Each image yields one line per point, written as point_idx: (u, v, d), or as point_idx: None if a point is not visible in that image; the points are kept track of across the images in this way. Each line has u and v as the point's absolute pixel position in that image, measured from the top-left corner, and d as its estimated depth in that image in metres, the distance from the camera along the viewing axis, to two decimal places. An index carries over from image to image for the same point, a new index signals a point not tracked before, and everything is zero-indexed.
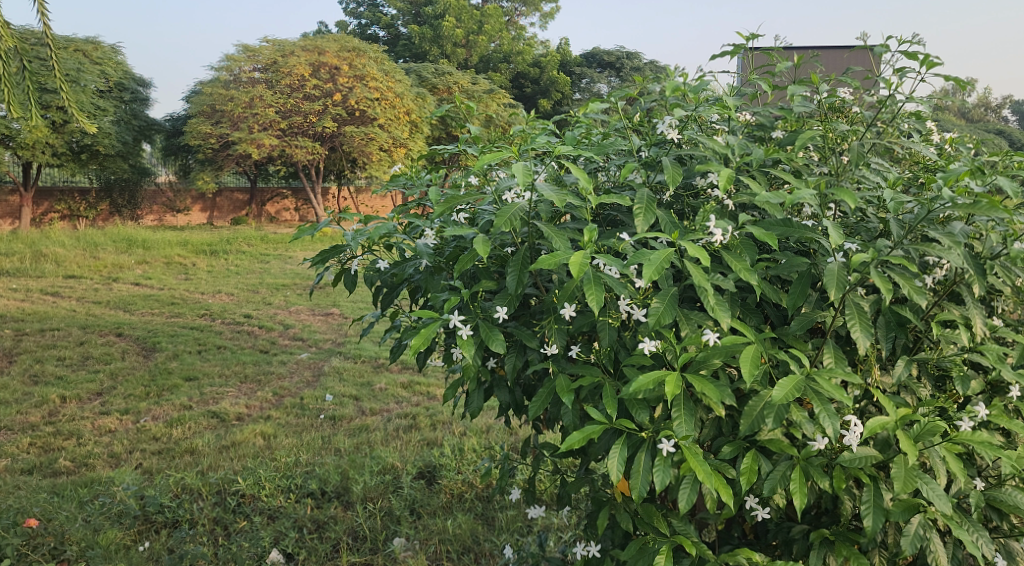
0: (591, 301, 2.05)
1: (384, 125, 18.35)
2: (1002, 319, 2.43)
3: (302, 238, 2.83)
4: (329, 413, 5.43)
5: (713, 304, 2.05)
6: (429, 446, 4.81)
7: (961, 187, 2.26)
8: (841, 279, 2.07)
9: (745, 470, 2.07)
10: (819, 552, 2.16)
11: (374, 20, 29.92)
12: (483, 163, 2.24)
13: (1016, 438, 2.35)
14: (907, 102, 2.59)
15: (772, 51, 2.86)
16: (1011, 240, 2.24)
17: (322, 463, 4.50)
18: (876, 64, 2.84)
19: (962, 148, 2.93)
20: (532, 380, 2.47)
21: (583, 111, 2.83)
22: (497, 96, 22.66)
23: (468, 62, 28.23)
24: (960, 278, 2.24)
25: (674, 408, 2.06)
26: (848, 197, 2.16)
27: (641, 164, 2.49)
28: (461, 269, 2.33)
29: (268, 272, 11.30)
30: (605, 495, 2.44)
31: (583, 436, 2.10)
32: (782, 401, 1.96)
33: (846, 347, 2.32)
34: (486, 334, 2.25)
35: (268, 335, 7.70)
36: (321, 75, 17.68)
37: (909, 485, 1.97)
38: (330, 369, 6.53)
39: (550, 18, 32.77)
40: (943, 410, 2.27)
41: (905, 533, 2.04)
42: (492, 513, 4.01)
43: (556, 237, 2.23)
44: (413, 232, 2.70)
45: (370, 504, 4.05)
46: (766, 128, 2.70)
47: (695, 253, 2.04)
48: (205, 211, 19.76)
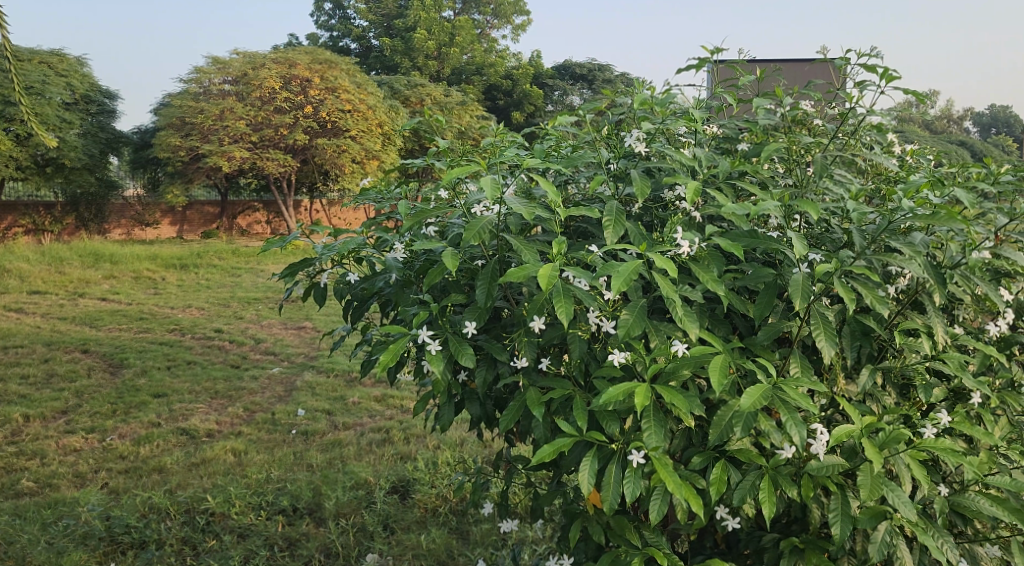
0: (560, 314, 2.06)
1: (356, 137, 18.34)
2: (963, 327, 2.48)
3: (270, 251, 2.81)
4: (301, 428, 5.38)
5: (681, 315, 2.06)
6: (403, 460, 4.78)
7: (921, 198, 2.30)
8: (805, 289, 2.09)
9: (714, 480, 2.08)
10: (788, 561, 2.18)
11: (346, 32, 29.92)
12: (451, 177, 2.24)
13: (978, 444, 2.39)
14: (868, 115, 2.66)
15: (736, 65, 2.92)
16: (969, 249, 2.28)
17: (294, 479, 4.46)
18: (838, 78, 2.90)
19: (923, 160, 3.00)
20: (504, 393, 2.46)
21: (552, 124, 2.85)
22: (470, 109, 22.72)
23: (440, 74, 28.23)
24: (922, 287, 2.28)
25: (644, 419, 2.06)
26: (812, 208, 2.19)
27: (609, 176, 2.51)
28: (431, 283, 2.33)
29: (239, 286, 11.17)
30: (577, 508, 2.44)
31: (554, 448, 2.10)
32: (750, 410, 1.97)
33: (812, 356, 2.35)
34: (456, 348, 2.25)
35: (239, 350, 7.61)
36: (292, 87, 17.62)
37: (875, 492, 1.99)
38: (303, 383, 6.47)
39: (522, 30, 32.96)
40: (908, 417, 2.31)
41: (873, 540, 2.07)
42: (467, 527, 3.99)
43: (526, 250, 2.23)
44: (383, 246, 2.69)
45: (343, 520, 4.01)
46: (733, 140, 2.73)
47: (662, 264, 2.05)
48: (175, 225, 19.51)
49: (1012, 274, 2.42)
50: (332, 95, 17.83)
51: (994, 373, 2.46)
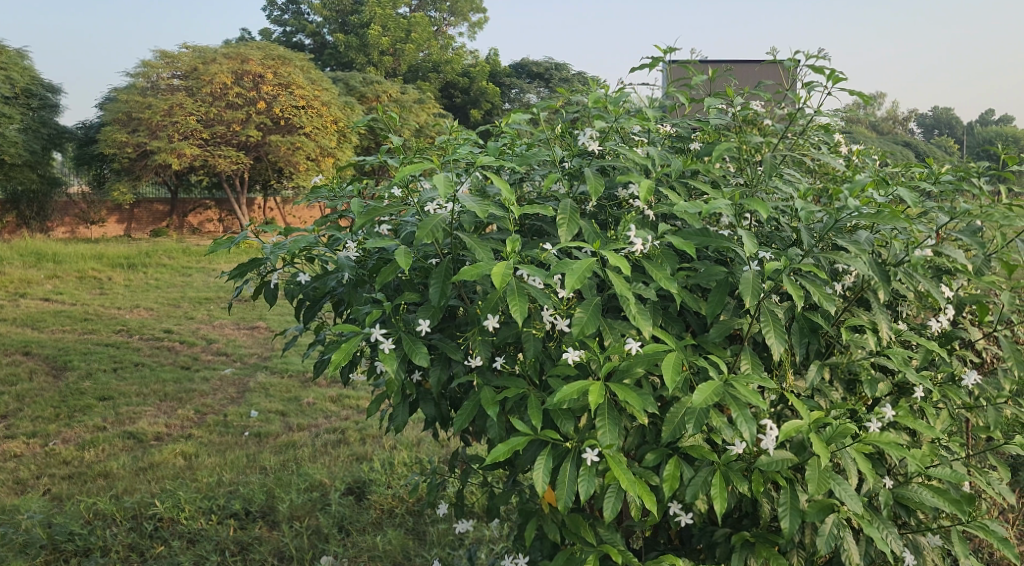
0: (514, 312, 2.05)
1: (310, 134, 18.12)
2: (907, 323, 2.54)
3: (218, 252, 2.75)
4: (255, 430, 5.29)
5: (635, 313, 2.07)
6: (359, 461, 4.73)
7: (866, 197, 2.35)
8: (755, 287, 2.12)
9: (668, 477, 2.10)
10: (740, 555, 2.21)
11: (299, 28, 29.56)
12: (403, 174, 2.22)
13: (920, 437, 2.46)
14: (816, 115, 2.71)
15: (688, 64, 2.95)
16: (912, 247, 2.34)
17: (246, 482, 4.38)
18: (786, 79, 2.96)
19: (869, 160, 3.07)
20: (458, 392, 2.45)
21: (506, 122, 2.84)
22: (427, 106, 22.59)
23: (396, 71, 27.99)
24: (867, 285, 2.34)
25: (598, 417, 2.07)
26: (761, 206, 2.22)
27: (563, 175, 2.51)
28: (384, 282, 2.31)
29: (190, 286, 10.94)
30: (532, 507, 2.44)
31: (509, 448, 2.09)
32: (701, 406, 1.99)
33: (762, 353, 2.39)
34: (409, 347, 2.23)
35: (190, 350, 7.45)
36: (244, 83, 17.34)
37: (823, 486, 2.03)
38: (256, 385, 6.35)
39: (479, 28, 32.88)
40: (854, 412, 2.36)
41: (820, 533, 2.11)
42: (423, 528, 3.96)
43: (479, 248, 2.22)
44: (335, 244, 2.66)
45: (297, 523, 3.96)
46: (685, 139, 2.76)
47: (616, 262, 2.06)
48: (122, 223, 19.01)
49: (952, 271, 2.49)
50: (285, 91, 17.64)
51: (936, 368, 2.53)
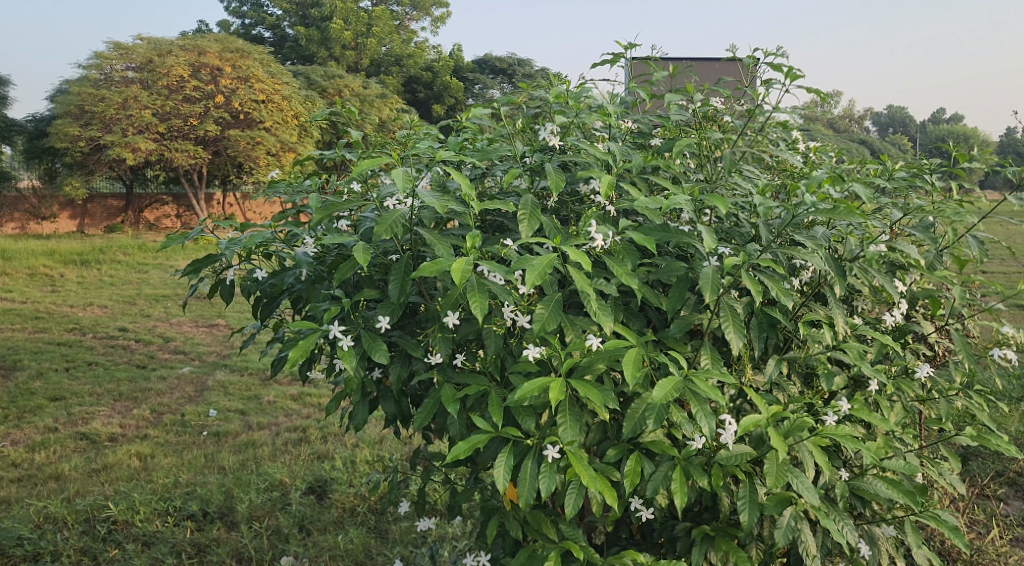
0: (475, 309, 2.03)
1: (271, 128, 17.84)
2: (862, 317, 2.58)
3: (172, 248, 2.70)
4: (213, 429, 5.19)
5: (596, 308, 2.07)
6: (320, 459, 4.67)
7: (823, 193, 2.38)
8: (715, 282, 2.13)
9: (629, 472, 2.10)
10: (700, 549, 2.23)
11: (259, 20, 29.17)
12: (362, 169, 2.18)
13: (875, 430, 2.50)
14: (774, 112, 2.74)
15: (649, 61, 2.97)
16: (867, 243, 2.38)
17: (203, 482, 4.30)
18: (746, 76, 2.99)
19: (825, 156, 3.11)
20: (419, 390, 2.43)
21: (467, 117, 2.82)
22: (390, 101, 22.37)
23: (358, 65, 27.70)
24: (824, 279, 2.37)
25: (559, 413, 2.07)
26: (720, 202, 2.23)
27: (525, 170, 2.49)
28: (342, 278, 2.27)
29: (146, 283, 10.70)
30: (494, 504, 2.42)
31: (470, 445, 2.07)
32: (662, 402, 1.99)
33: (722, 348, 2.41)
34: (369, 345, 2.20)
35: (146, 349, 7.30)
36: (202, 76, 17.02)
37: (780, 480, 2.05)
38: (214, 383, 6.24)
39: (442, 22, 32.69)
40: (812, 406, 2.39)
41: (778, 526, 2.14)
42: (385, 526, 3.92)
43: (439, 244, 2.19)
44: (293, 240, 2.61)
45: (256, 523, 3.89)
46: (646, 135, 2.76)
47: (577, 258, 2.05)
48: (75, 219, 18.51)
49: (906, 266, 2.53)
50: (244, 85, 17.35)
51: (890, 361, 2.57)
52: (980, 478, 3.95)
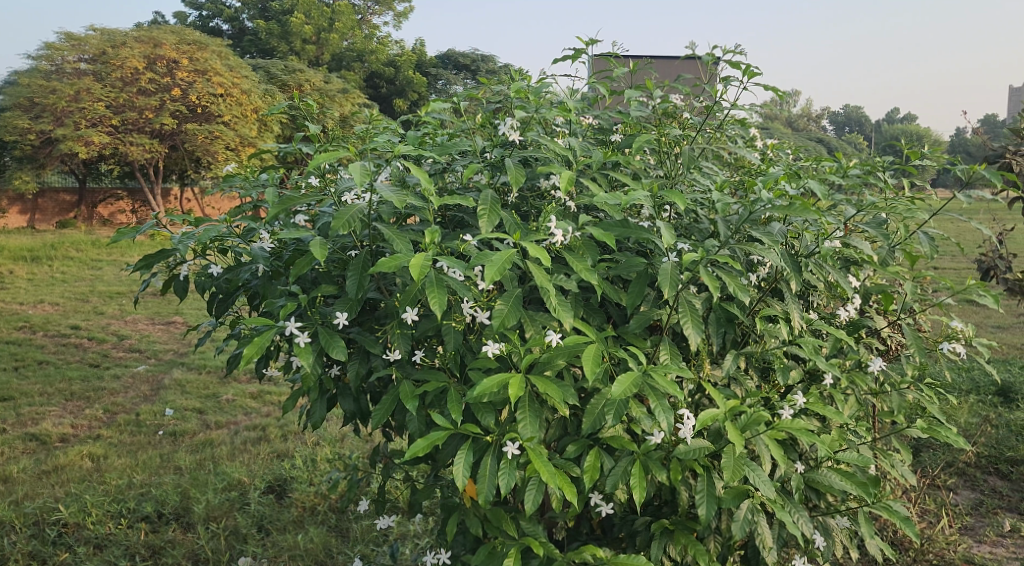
0: (433, 305, 2.01)
1: (229, 122, 17.56)
2: (817, 312, 2.63)
3: (121, 242, 2.64)
4: (169, 429, 5.09)
5: (556, 304, 2.06)
6: (280, 458, 4.61)
7: (779, 190, 2.41)
8: (674, 277, 2.14)
9: (588, 468, 2.10)
10: (659, 543, 2.25)
11: (217, 12, 28.70)
12: (318, 163, 2.15)
13: (830, 423, 2.54)
14: (732, 109, 2.78)
15: (610, 58, 2.99)
16: (822, 239, 2.42)
17: (159, 483, 4.21)
18: (705, 73, 3.01)
19: (782, 153, 3.15)
20: (378, 387, 2.40)
21: (427, 111, 2.79)
22: (352, 96, 22.14)
23: (320, 59, 27.37)
24: (780, 275, 2.40)
25: (519, 409, 2.06)
26: (679, 198, 2.24)
27: (485, 165, 2.48)
28: (298, 274, 2.24)
29: (100, 278, 10.47)
30: (454, 501, 2.41)
31: (429, 443, 2.06)
32: (620, 397, 2.00)
33: (680, 343, 2.42)
34: (326, 341, 2.17)
35: (100, 347, 7.13)
36: (157, 68, 16.66)
37: (737, 473, 2.08)
38: (171, 381, 6.11)
39: (404, 17, 32.44)
40: (768, 400, 2.42)
41: (735, 518, 2.17)
42: (347, 525, 3.88)
43: (398, 239, 2.17)
44: (249, 235, 2.55)
45: (213, 524, 3.82)
46: (607, 131, 2.77)
47: (537, 254, 2.04)
48: (25, 214, 17.97)
49: (860, 262, 2.58)
50: (201, 78, 17.02)
51: (845, 355, 2.61)
52: (931, 469, 4.05)
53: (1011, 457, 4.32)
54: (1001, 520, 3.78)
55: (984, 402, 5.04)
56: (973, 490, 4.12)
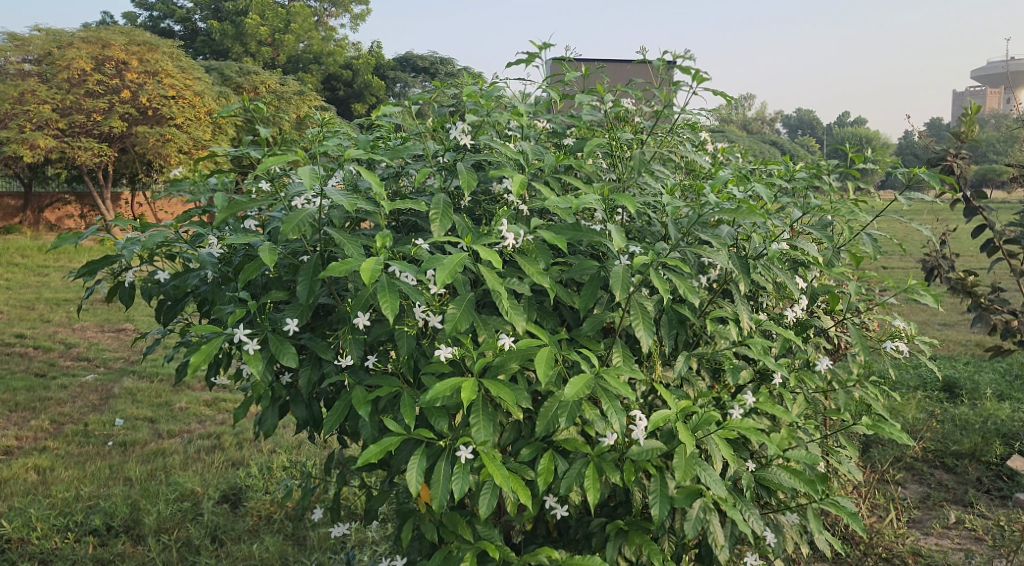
0: (385, 309, 2.00)
1: (181, 125, 17.22)
2: (766, 313, 2.67)
3: (63, 248, 2.58)
4: (119, 439, 4.97)
5: (508, 307, 2.06)
6: (235, 466, 4.53)
7: (727, 193, 2.45)
8: (625, 280, 2.16)
9: (542, 471, 2.11)
10: (614, 544, 2.26)
11: (168, 13, 28.23)
12: (266, 167, 2.12)
13: (780, 422, 2.58)
14: (682, 113, 2.82)
15: (564, 61, 3.01)
16: (770, 241, 2.46)
17: (108, 494, 4.10)
18: (656, 78, 3.05)
19: (732, 156, 3.21)
20: (330, 393, 2.38)
21: (378, 114, 2.77)
22: (308, 97, 21.84)
23: (275, 61, 27.02)
24: (730, 277, 2.44)
25: (473, 413, 2.06)
26: (630, 202, 2.26)
27: (437, 169, 2.47)
28: (247, 279, 2.20)
29: (47, 286, 10.16)
30: (410, 507, 2.39)
31: (381, 448, 2.04)
32: (573, 399, 2.01)
33: (633, 345, 2.44)
34: (276, 348, 2.14)
35: (46, 356, 6.93)
36: (106, 70, 16.26)
37: (689, 473, 2.10)
38: (121, 390, 5.96)
39: (361, 19, 32.21)
40: (719, 400, 2.45)
41: (688, 518, 2.19)
42: (303, 533, 3.82)
43: (349, 243, 2.15)
44: (197, 241, 2.50)
45: (164, 535, 3.74)
46: (560, 135, 2.79)
47: (488, 257, 2.04)
48: None
49: (807, 263, 2.63)
50: (152, 80, 16.69)
51: (793, 355, 2.66)
52: (881, 464, 4.15)
53: (956, 450, 4.45)
54: (947, 512, 3.89)
55: (931, 398, 5.19)
56: (921, 484, 4.23)
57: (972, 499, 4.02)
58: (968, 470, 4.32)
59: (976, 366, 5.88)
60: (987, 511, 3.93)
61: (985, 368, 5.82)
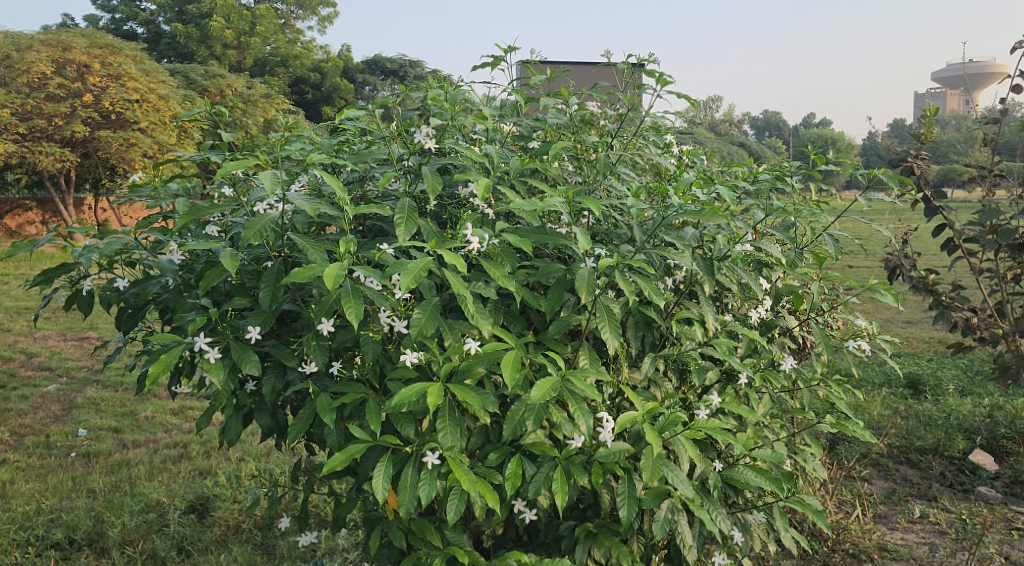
0: (349, 315, 1.98)
1: (145, 129, 16.94)
2: (731, 314, 2.69)
3: (18, 255, 2.52)
4: (82, 450, 4.86)
5: (473, 311, 2.05)
6: (202, 475, 4.46)
7: (691, 195, 2.46)
8: (591, 282, 2.16)
9: (510, 475, 2.10)
10: (584, 547, 2.26)
11: (131, 15, 27.81)
12: (226, 172, 2.09)
13: (746, 421, 2.61)
14: (647, 116, 2.83)
15: (529, 64, 3.01)
16: (734, 241, 2.48)
17: (71, 507, 4.02)
18: (621, 81, 3.06)
19: (697, 158, 3.23)
20: (295, 401, 2.35)
21: (342, 118, 2.75)
22: (276, 100, 21.59)
23: (241, 64, 26.69)
24: (695, 279, 2.45)
25: (439, 419, 2.04)
26: (595, 205, 2.26)
27: (402, 173, 2.46)
28: (208, 286, 2.17)
29: (7, 294, 9.92)
30: (378, 514, 2.37)
31: (347, 456, 2.02)
32: (540, 402, 2.01)
33: (600, 347, 2.45)
34: (238, 356, 2.11)
35: (6, 366, 6.76)
36: (67, 73, 15.96)
37: (656, 474, 2.10)
38: (84, 400, 5.84)
39: (329, 22, 31.98)
40: (686, 401, 2.46)
41: (656, 519, 2.20)
42: (273, 542, 3.76)
43: (312, 249, 2.12)
44: (158, 247, 2.46)
45: (129, 548, 3.67)
46: (525, 138, 2.79)
47: (453, 261, 2.03)
48: None
49: (770, 264, 2.66)
50: (115, 83, 16.40)
51: (759, 355, 2.68)
52: (847, 462, 4.20)
53: (920, 446, 4.52)
54: (912, 507, 3.95)
55: (895, 394, 5.27)
56: (887, 480, 4.29)
57: (936, 494, 4.08)
58: (932, 465, 4.38)
59: (939, 363, 5.99)
60: (950, 504, 4.00)
61: (947, 365, 5.93)
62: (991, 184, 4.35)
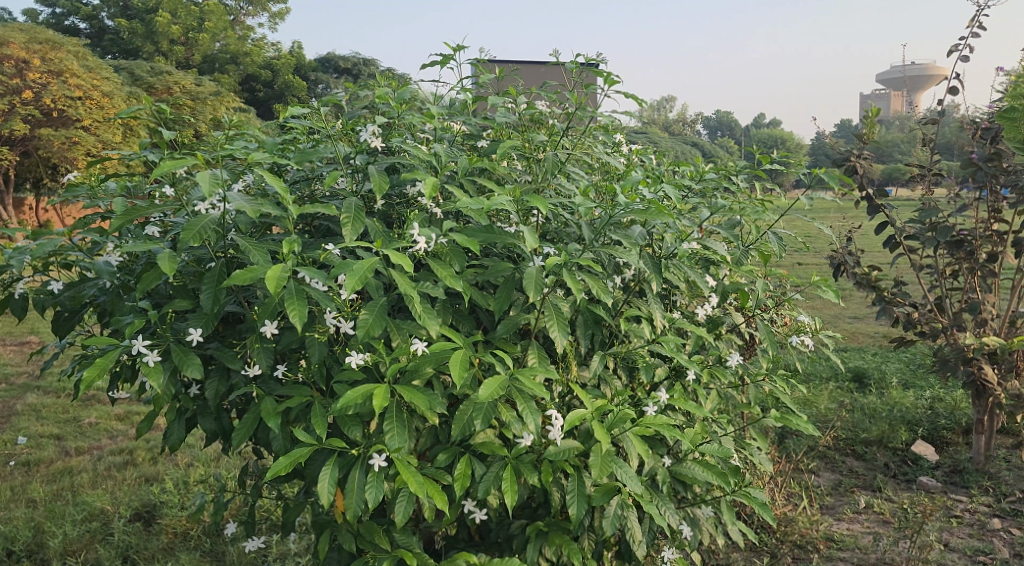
0: (293, 317, 1.95)
1: (88, 127, 16.44)
2: (679, 311, 2.72)
3: None
4: (22, 458, 4.70)
5: (420, 310, 2.03)
6: (148, 482, 4.34)
7: (638, 193, 2.48)
8: (539, 281, 2.16)
9: (459, 475, 2.09)
10: (534, 545, 2.26)
11: (73, 10, 27.04)
12: (162, 171, 2.03)
13: (694, 417, 2.64)
14: (595, 115, 2.84)
15: (477, 63, 3.00)
16: (681, 239, 2.50)
17: (9, 518, 3.88)
18: (569, 80, 3.07)
19: (646, 157, 3.26)
20: (240, 404, 2.30)
21: (288, 115, 2.70)
22: (226, 98, 21.17)
23: (189, 61, 26.12)
24: (642, 277, 2.47)
25: (386, 420, 2.02)
26: (542, 203, 2.26)
27: (348, 172, 2.42)
28: (147, 288, 2.11)
29: None
30: (326, 518, 2.33)
31: (292, 460, 1.99)
32: (488, 402, 2.00)
33: (549, 346, 2.45)
34: (179, 359, 2.06)
35: None
36: (5, 69, 15.42)
37: (605, 471, 2.11)
38: (24, 406, 5.64)
39: (280, 19, 31.53)
40: (634, 398, 2.48)
41: (606, 515, 2.21)
42: (222, 548, 3.66)
43: (254, 249, 2.08)
44: (95, 249, 2.38)
45: (71, 558, 3.56)
46: (474, 137, 2.78)
47: (399, 261, 2.01)
48: None
49: (717, 262, 2.69)
50: (56, 80, 15.87)
51: (706, 352, 2.71)
52: (795, 454, 4.28)
53: (866, 438, 4.63)
54: (857, 497, 4.04)
55: (842, 388, 5.39)
56: (834, 471, 4.38)
57: (880, 484, 4.19)
58: (876, 456, 4.49)
59: (884, 357, 6.15)
60: (893, 494, 4.10)
61: (892, 358, 6.08)
62: (930, 183, 4.48)
